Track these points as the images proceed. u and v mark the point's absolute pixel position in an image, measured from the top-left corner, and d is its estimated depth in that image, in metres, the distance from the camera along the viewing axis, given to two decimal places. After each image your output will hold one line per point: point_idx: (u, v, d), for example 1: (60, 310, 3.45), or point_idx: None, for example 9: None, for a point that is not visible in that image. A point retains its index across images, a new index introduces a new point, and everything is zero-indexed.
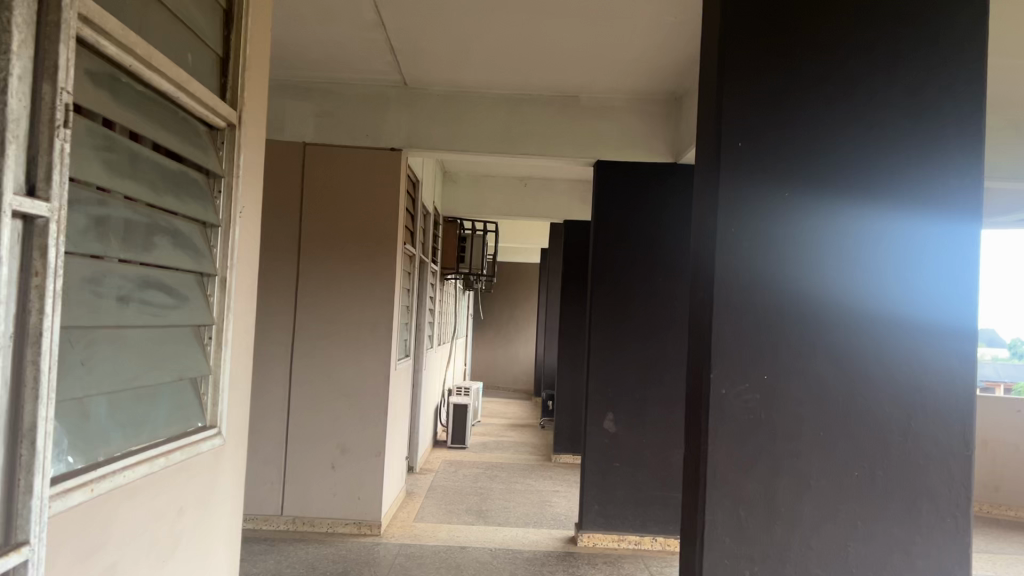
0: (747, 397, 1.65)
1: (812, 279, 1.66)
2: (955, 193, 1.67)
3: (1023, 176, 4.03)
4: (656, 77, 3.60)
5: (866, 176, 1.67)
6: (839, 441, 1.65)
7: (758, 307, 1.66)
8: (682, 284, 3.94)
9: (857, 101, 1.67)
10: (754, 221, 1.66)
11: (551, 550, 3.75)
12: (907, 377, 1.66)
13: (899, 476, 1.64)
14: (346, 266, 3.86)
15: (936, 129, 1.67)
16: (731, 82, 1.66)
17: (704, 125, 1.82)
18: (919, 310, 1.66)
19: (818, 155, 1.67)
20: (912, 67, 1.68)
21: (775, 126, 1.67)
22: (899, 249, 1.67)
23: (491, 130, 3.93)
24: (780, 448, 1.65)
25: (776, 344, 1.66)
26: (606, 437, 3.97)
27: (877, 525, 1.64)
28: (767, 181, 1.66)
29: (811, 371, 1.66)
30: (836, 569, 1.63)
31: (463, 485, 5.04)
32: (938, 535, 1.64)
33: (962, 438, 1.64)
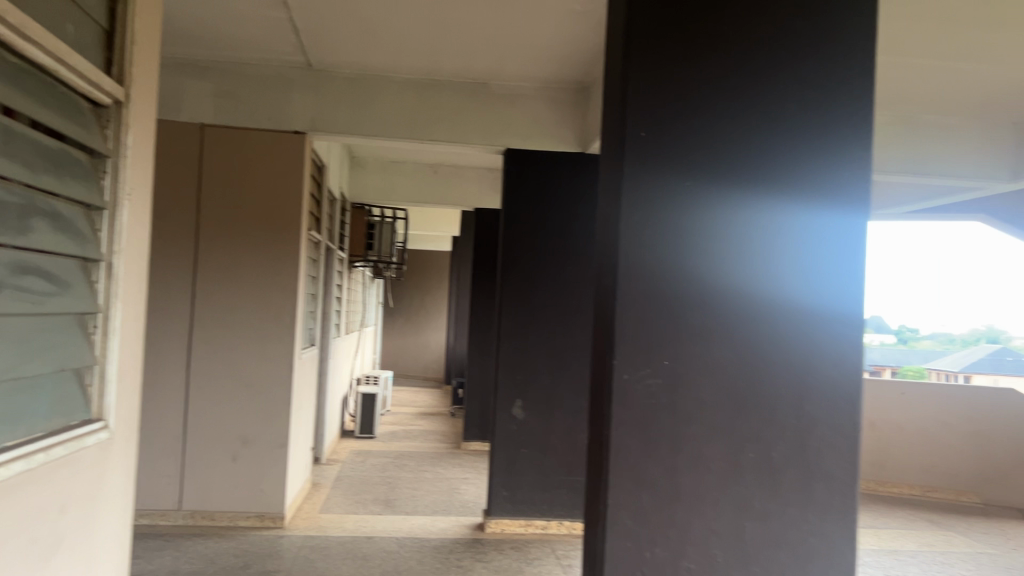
0: (650, 382, 1.68)
1: (714, 266, 1.71)
2: (847, 186, 1.74)
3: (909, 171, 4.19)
4: (566, 66, 3.61)
5: (765, 168, 1.72)
6: (737, 424, 1.70)
7: (661, 295, 1.69)
8: (590, 272, 3.99)
9: (757, 95, 1.71)
10: (658, 210, 1.69)
11: (459, 537, 3.75)
12: (802, 362, 1.72)
13: (793, 457, 1.71)
14: (248, 252, 3.75)
15: (832, 124, 1.74)
16: (637, 71, 1.68)
17: (610, 113, 1.83)
18: (813, 298, 1.73)
19: (720, 147, 1.71)
20: (810, 63, 1.73)
21: (679, 116, 1.69)
22: (796, 238, 1.73)
23: (399, 115, 3.87)
24: (681, 431, 1.69)
25: (678, 331, 1.69)
26: (514, 424, 3.98)
27: (773, 505, 1.70)
28: (671, 173, 1.69)
29: (713, 357, 1.70)
30: (734, 548, 1.68)
31: (370, 474, 4.99)
32: (829, 513, 1.71)
33: (850, 419, 1.72)
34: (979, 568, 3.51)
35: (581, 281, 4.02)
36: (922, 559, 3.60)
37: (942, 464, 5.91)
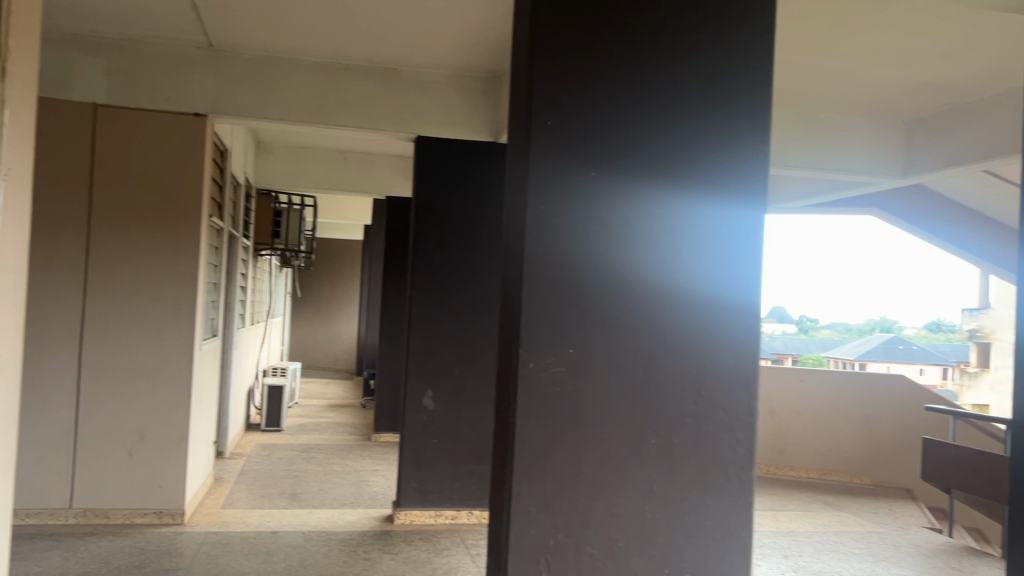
0: (555, 370, 1.69)
1: (619, 256, 1.72)
2: (745, 178, 1.79)
3: (805, 166, 4.28)
4: (478, 54, 3.59)
5: (669, 160, 1.75)
6: (639, 411, 1.73)
7: (567, 284, 1.70)
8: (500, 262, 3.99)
9: (661, 86, 1.74)
10: (565, 199, 1.70)
11: (367, 530, 3.71)
12: (701, 350, 1.77)
13: (692, 442, 1.75)
14: (146, 238, 3.61)
15: (733, 118, 1.78)
16: (542, 58, 1.68)
17: (517, 100, 1.82)
18: (713, 287, 1.77)
19: (624, 136, 1.72)
20: (710, 57, 1.76)
21: (585, 105, 1.70)
22: (697, 228, 1.77)
23: (306, 99, 3.77)
24: (584, 419, 1.70)
25: (584, 320, 1.71)
26: (425, 414, 3.95)
27: (672, 489, 1.74)
28: (577, 162, 1.70)
29: (617, 346, 1.72)
30: (635, 532, 1.72)
31: (276, 468, 4.87)
32: (725, 496, 1.77)
33: (746, 404, 1.78)
34: (868, 545, 3.68)
35: (492, 271, 4.03)
36: (816, 539, 3.76)
37: (836, 447, 6.18)
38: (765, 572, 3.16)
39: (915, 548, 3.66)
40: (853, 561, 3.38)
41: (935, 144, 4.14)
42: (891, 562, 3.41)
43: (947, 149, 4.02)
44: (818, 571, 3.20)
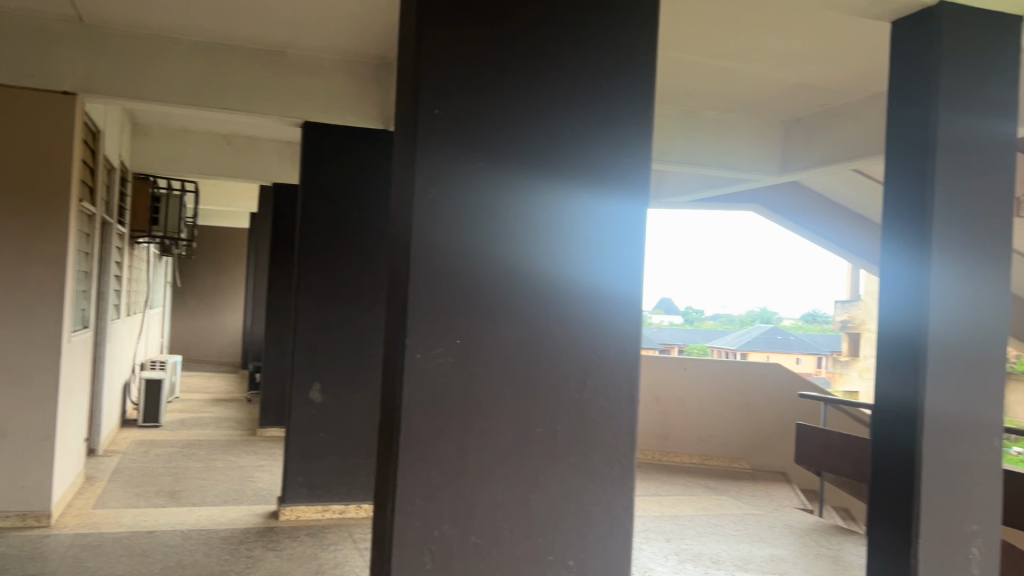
0: (441, 361, 1.68)
1: (506, 246, 1.72)
2: (629, 171, 1.83)
3: (681, 161, 4.38)
4: (367, 39, 3.51)
5: (557, 152, 1.76)
6: (524, 400, 1.74)
7: (455, 275, 1.69)
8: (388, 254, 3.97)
9: (548, 76, 1.75)
10: (453, 189, 1.68)
11: (250, 527, 3.60)
12: (585, 340, 1.79)
13: (576, 430, 1.78)
14: (6, 224, 3.38)
15: (618, 113, 1.81)
16: (430, 45, 1.66)
17: (404, 88, 1.80)
18: (598, 278, 1.80)
19: (512, 127, 1.73)
20: (596, 48, 1.79)
21: (472, 94, 1.69)
22: (583, 220, 1.79)
23: (185, 80, 3.54)
24: (470, 409, 1.70)
25: (470, 311, 1.70)
26: (312, 408, 3.87)
27: (557, 477, 1.76)
28: (464, 153, 1.69)
29: (504, 336, 1.73)
30: (519, 521, 1.73)
31: (154, 465, 4.67)
32: (608, 482, 1.80)
33: (628, 392, 1.82)
34: (745, 527, 3.84)
35: (381, 263, 3.98)
36: (697, 523, 3.89)
37: (717, 433, 6.41)
38: (647, 556, 3.25)
39: (787, 529, 3.84)
40: (731, 543, 3.52)
41: (811, 143, 4.33)
42: (766, 542, 3.57)
43: (821, 149, 4.22)
44: (698, 553, 3.31)
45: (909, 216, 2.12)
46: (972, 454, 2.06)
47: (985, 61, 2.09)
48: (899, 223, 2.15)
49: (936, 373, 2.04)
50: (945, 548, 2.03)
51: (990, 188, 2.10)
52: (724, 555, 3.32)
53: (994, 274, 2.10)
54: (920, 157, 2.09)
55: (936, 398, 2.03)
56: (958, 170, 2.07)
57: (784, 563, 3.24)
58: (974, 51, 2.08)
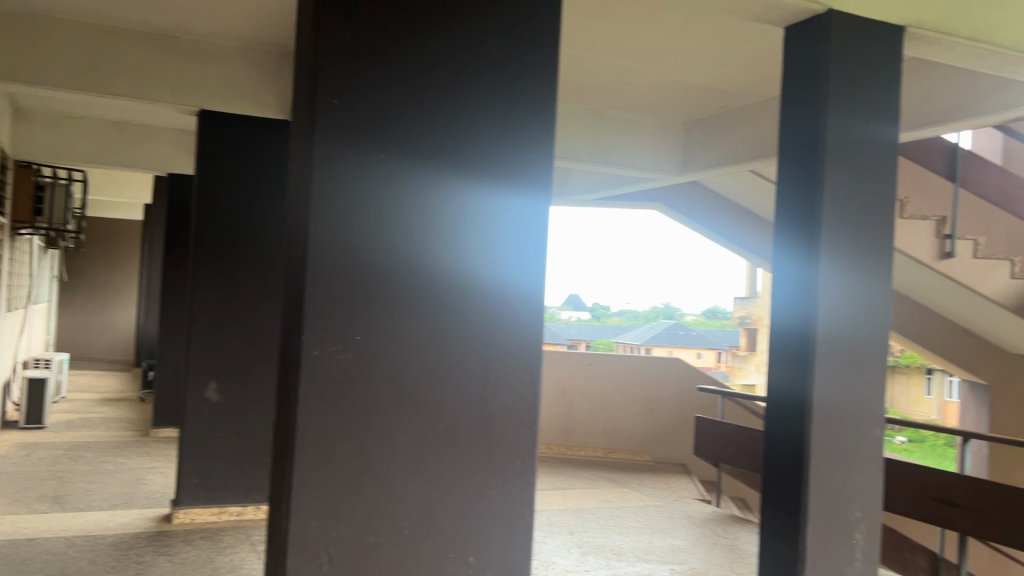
0: (340, 357, 1.64)
1: (409, 241, 1.70)
2: (533, 167, 1.84)
3: (582, 158, 4.37)
4: (267, 32, 3.38)
5: (460, 146, 1.75)
6: (426, 396, 1.73)
7: (355, 269, 1.65)
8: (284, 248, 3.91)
9: (452, 71, 1.74)
10: (354, 183, 1.65)
11: (141, 531, 3.46)
12: (489, 335, 1.79)
13: (479, 426, 1.78)
14: None
15: (521, 109, 1.82)
16: (328, 35, 1.63)
17: (302, 78, 1.76)
18: (502, 274, 1.81)
19: (414, 120, 1.71)
20: (498, 41, 1.78)
21: (373, 86, 1.67)
22: (487, 215, 1.79)
23: (71, 64, 3.30)
24: (369, 406, 1.67)
25: (370, 306, 1.67)
26: (207, 408, 3.74)
27: (459, 473, 1.76)
28: (366, 146, 1.66)
29: (406, 332, 1.71)
30: (419, 520, 1.71)
31: (36, 469, 4.42)
32: (510, 477, 1.81)
33: (530, 387, 1.83)
34: (646, 518, 3.92)
35: (277, 257, 3.91)
36: (600, 515, 3.96)
37: (621, 427, 6.53)
38: (551, 550, 3.28)
39: (686, 519, 3.94)
40: (633, 534, 3.59)
41: (711, 143, 4.45)
42: (665, 532, 3.65)
43: (720, 149, 4.34)
44: (600, 546, 3.36)
45: (798, 216, 2.20)
46: (855, 444, 2.16)
47: (870, 68, 2.19)
48: (789, 223, 2.23)
49: (824, 366, 2.13)
50: (830, 534, 2.12)
51: (874, 188, 2.20)
52: (625, 546, 3.39)
53: (878, 272, 2.20)
54: (810, 159, 2.17)
55: (823, 390, 2.12)
56: (845, 172, 2.16)
57: (682, 552, 3.32)
58: (860, 60, 2.18)
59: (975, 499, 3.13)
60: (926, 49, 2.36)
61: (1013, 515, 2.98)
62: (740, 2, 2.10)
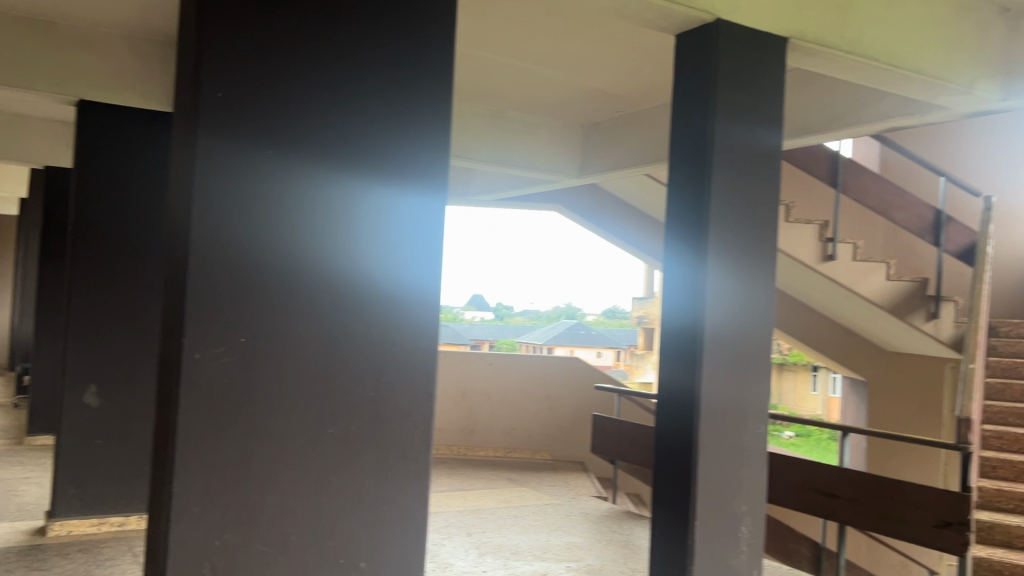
0: (224, 360, 1.58)
1: (298, 240, 1.66)
2: (428, 166, 1.82)
3: (482, 159, 4.37)
4: (152, 22, 3.23)
5: (352, 144, 1.72)
6: (316, 400, 1.69)
7: (240, 269, 1.60)
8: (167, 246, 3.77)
9: (343, 68, 1.70)
10: (240, 181, 1.60)
11: (12, 546, 3.26)
12: (382, 337, 1.77)
13: (371, 429, 1.75)
14: None
15: (416, 108, 1.80)
16: (212, 28, 1.57)
17: (184, 70, 1.69)
18: (395, 274, 1.78)
19: (303, 117, 1.66)
20: (391, 40, 1.76)
21: (261, 82, 1.62)
22: (381, 215, 1.76)
23: None
24: (255, 411, 1.62)
25: (256, 308, 1.62)
26: (86, 413, 3.55)
27: (349, 478, 1.72)
28: (253, 143, 1.61)
29: (295, 334, 1.66)
30: (307, 527, 1.67)
31: None
32: (402, 480, 1.79)
33: (425, 389, 1.82)
34: (543, 517, 3.95)
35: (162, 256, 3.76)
36: (498, 515, 3.97)
37: (521, 426, 6.57)
38: (449, 552, 3.26)
39: (583, 517, 4.00)
40: (530, 533, 3.61)
41: (608, 146, 4.53)
42: (562, 530, 3.69)
43: (617, 152, 4.42)
44: (498, 546, 3.37)
45: (688, 219, 2.26)
46: (740, 440, 2.23)
47: (756, 76, 2.27)
48: (678, 224, 2.29)
49: (711, 365, 2.19)
50: (717, 528, 2.18)
51: (759, 192, 2.28)
52: (523, 545, 3.40)
53: (763, 273, 2.29)
54: (698, 162, 2.23)
55: (711, 389, 2.18)
56: (732, 176, 2.23)
57: (579, 550, 3.36)
58: (746, 70, 2.25)
59: (852, 491, 3.30)
60: (807, 61, 2.46)
61: (888, 506, 3.15)
62: (633, 9, 2.14)
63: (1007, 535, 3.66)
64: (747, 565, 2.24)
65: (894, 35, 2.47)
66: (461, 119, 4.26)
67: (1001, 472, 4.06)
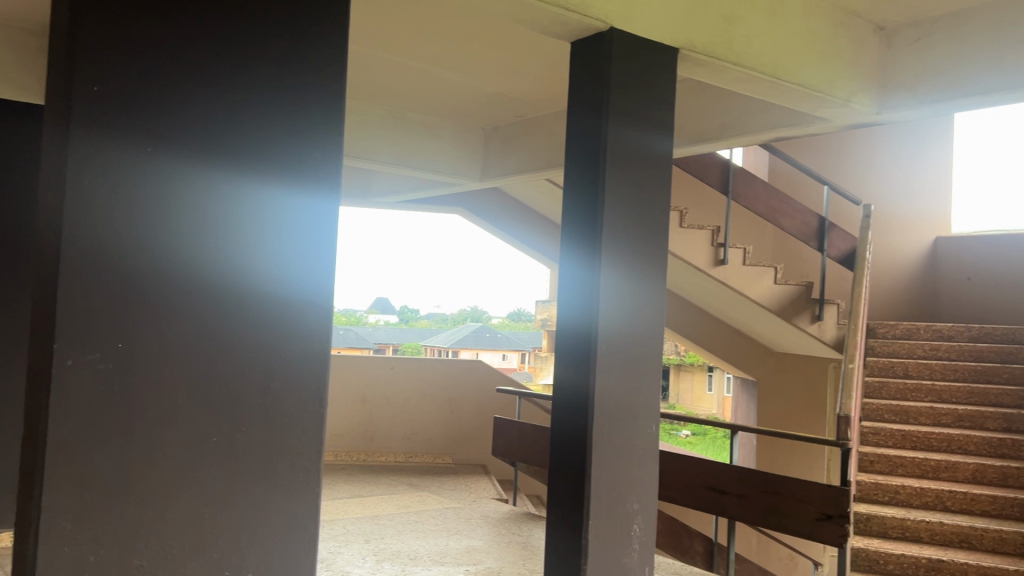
0: (99, 367, 1.51)
1: (179, 244, 1.60)
2: (319, 169, 1.78)
3: (381, 160, 4.32)
4: (29, 10, 3.04)
5: (239, 144, 1.67)
6: (199, 408, 1.63)
7: (115, 274, 1.53)
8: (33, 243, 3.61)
9: (229, 66, 1.66)
10: (116, 181, 1.53)
11: None
12: (269, 344, 1.72)
13: (259, 437, 1.71)
14: None
15: (307, 109, 1.76)
16: (86, 21, 1.50)
17: (55, 63, 1.61)
18: (284, 279, 1.74)
19: (184, 115, 1.60)
20: (281, 39, 1.73)
21: (139, 77, 1.55)
22: (268, 218, 1.72)
23: None
24: (134, 420, 1.55)
25: (134, 313, 1.55)
26: None
27: (236, 488, 1.67)
28: (130, 143, 1.54)
29: (177, 340, 1.60)
30: (190, 539, 1.61)
31: None
32: (292, 490, 1.75)
33: (316, 396, 1.78)
34: (443, 521, 3.94)
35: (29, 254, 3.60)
36: (397, 520, 3.93)
37: (424, 431, 6.53)
38: (345, 560, 3.21)
39: (483, 520, 4.00)
40: (429, 538, 3.59)
41: (510, 150, 4.56)
42: (462, 534, 3.69)
43: (518, 157, 4.45)
44: (395, 552, 3.34)
45: (582, 223, 2.29)
46: (632, 440, 2.28)
47: (646, 83, 2.33)
48: (573, 229, 2.32)
49: (605, 367, 2.22)
50: (611, 527, 2.22)
51: (650, 197, 2.34)
52: (421, 550, 3.38)
53: (653, 276, 2.35)
54: (591, 167, 2.27)
55: (605, 390, 2.22)
56: (626, 181, 2.28)
57: (478, 553, 3.37)
58: (637, 78, 2.31)
59: (741, 487, 3.41)
60: (697, 71, 2.54)
61: (774, 501, 3.28)
62: (529, 15, 2.15)
63: (883, 526, 3.87)
64: (639, 563, 2.29)
65: (778, 49, 2.57)
66: (359, 120, 4.22)
67: (878, 466, 4.30)
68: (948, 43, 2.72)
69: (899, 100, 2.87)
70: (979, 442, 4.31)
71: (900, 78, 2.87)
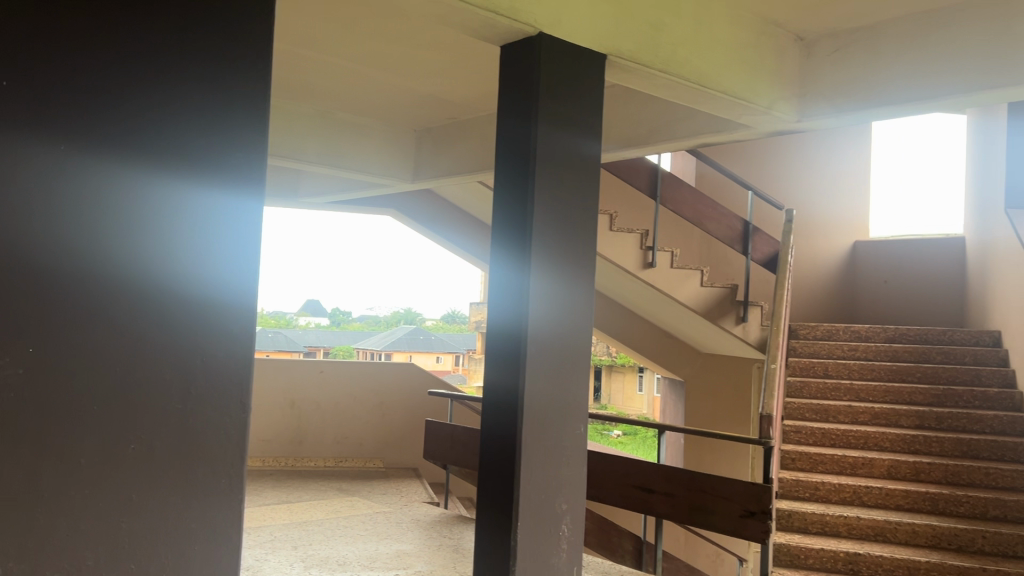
0: (8, 372, 1.46)
1: (94, 245, 1.55)
2: (243, 169, 1.74)
3: (309, 161, 4.27)
4: None
5: (159, 142, 1.63)
6: (115, 413, 1.58)
7: (25, 275, 1.47)
8: None
9: (149, 63, 1.62)
10: (26, 178, 1.47)
11: None
12: (190, 348, 1.68)
13: (179, 443, 1.66)
14: None
15: (232, 108, 1.73)
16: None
17: None
18: (206, 280, 1.69)
19: (101, 112, 1.56)
20: (204, 37, 1.69)
21: (53, 72, 1.51)
22: (190, 218, 1.67)
23: None
24: (44, 426, 1.50)
25: (45, 316, 1.50)
26: None
27: (154, 496, 1.63)
28: (42, 141, 1.49)
29: (91, 343, 1.55)
30: (105, 549, 1.56)
31: None
32: (213, 498, 1.71)
33: (238, 401, 1.74)
34: (373, 526, 3.90)
35: None
36: (326, 526, 3.87)
37: (354, 434, 6.46)
38: (272, 567, 3.15)
39: (413, 523, 3.98)
40: (358, 543, 3.56)
41: (441, 152, 4.55)
42: (391, 538, 3.66)
43: (450, 159, 4.45)
44: (324, 558, 3.29)
45: (511, 225, 2.30)
46: (559, 441, 2.30)
47: (574, 88, 2.35)
48: (503, 231, 2.33)
49: (534, 368, 2.24)
50: (539, 527, 2.23)
51: (577, 200, 2.36)
52: (350, 556, 3.35)
53: (581, 278, 2.37)
54: (521, 170, 2.29)
55: (534, 391, 2.23)
56: (554, 184, 2.30)
57: (408, 557, 3.34)
58: (565, 81, 2.33)
59: (668, 486, 3.47)
60: (623, 76, 2.58)
61: (700, 498, 3.35)
62: (457, 18, 2.16)
63: (803, 521, 3.97)
64: (567, 563, 2.31)
65: (701, 57, 2.63)
66: (286, 121, 4.16)
67: (799, 463, 4.42)
68: (865, 55, 2.82)
69: (818, 109, 2.96)
70: (894, 438, 4.48)
71: (819, 87, 2.96)
